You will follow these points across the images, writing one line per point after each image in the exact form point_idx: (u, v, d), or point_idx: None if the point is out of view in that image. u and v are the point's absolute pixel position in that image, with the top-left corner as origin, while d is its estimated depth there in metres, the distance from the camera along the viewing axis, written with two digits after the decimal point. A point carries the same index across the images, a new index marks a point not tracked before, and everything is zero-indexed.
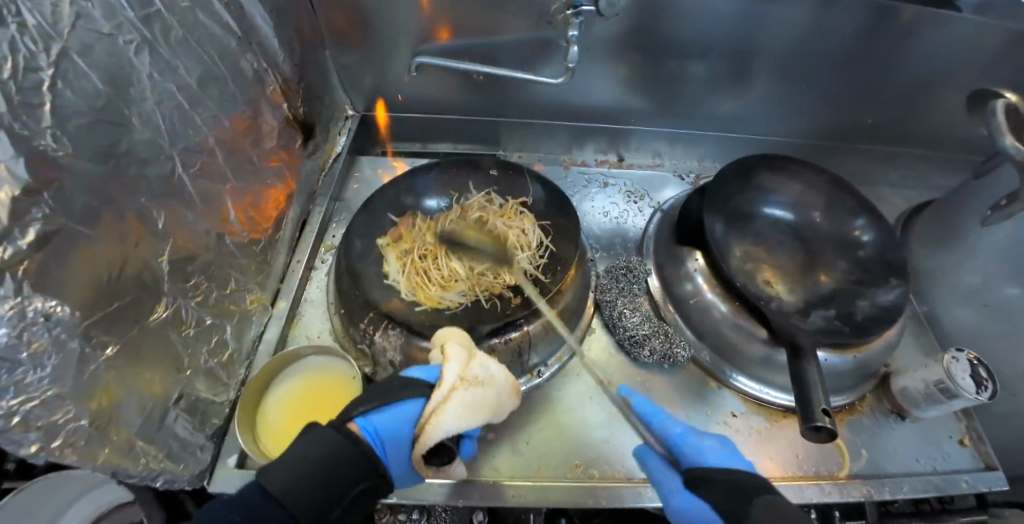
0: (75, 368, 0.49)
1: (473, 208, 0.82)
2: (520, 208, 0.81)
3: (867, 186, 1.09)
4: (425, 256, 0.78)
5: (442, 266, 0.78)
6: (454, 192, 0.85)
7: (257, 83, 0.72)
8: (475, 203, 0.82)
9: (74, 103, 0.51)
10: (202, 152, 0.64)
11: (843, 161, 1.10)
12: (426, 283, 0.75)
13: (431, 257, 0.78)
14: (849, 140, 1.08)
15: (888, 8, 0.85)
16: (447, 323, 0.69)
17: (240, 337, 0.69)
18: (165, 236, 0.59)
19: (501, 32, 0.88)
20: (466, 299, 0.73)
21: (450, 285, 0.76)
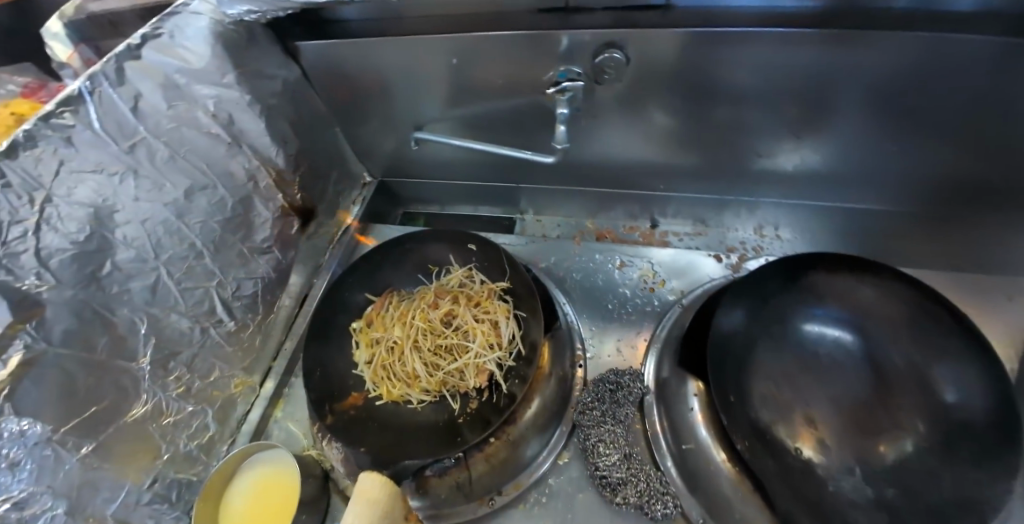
0: (51, 469, 0.58)
1: (447, 292, 0.80)
2: (497, 294, 0.78)
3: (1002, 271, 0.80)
4: (393, 350, 0.76)
5: (408, 361, 0.76)
6: (432, 266, 0.82)
7: (248, 181, 0.76)
8: (451, 284, 0.79)
9: (57, 241, 0.58)
10: (188, 256, 0.71)
11: (965, 234, 0.83)
12: (387, 381, 0.74)
13: (398, 350, 0.76)
14: (977, 208, 0.80)
15: None
16: (405, 426, 0.70)
17: (223, 419, 0.75)
18: (146, 339, 0.66)
19: (495, 104, 0.82)
20: (427, 397, 0.72)
21: (412, 383, 0.74)
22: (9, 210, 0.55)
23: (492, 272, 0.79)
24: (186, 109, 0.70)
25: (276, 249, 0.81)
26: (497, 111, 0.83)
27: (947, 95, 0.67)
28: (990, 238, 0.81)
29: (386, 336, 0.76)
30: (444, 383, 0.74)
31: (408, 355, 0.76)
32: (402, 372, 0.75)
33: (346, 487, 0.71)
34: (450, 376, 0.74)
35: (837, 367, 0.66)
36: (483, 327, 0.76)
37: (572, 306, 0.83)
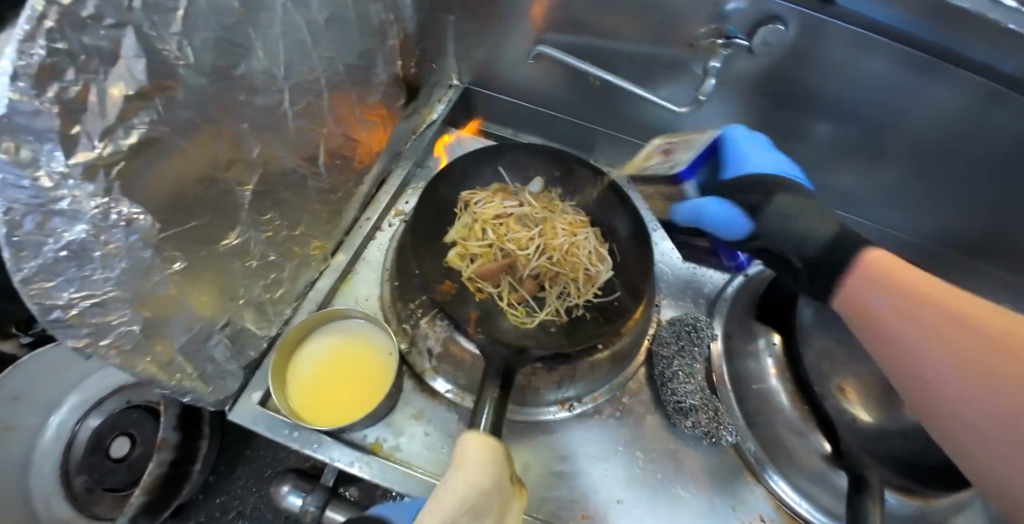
0: (141, 275, 0.49)
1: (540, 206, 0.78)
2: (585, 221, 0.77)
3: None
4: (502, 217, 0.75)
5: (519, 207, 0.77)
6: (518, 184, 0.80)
7: (379, 34, 0.70)
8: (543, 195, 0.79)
9: (206, 17, 0.49)
10: (310, 91, 0.63)
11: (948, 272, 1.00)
12: (498, 234, 0.74)
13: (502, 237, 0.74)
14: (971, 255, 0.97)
15: None
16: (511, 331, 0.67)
17: (295, 278, 0.69)
18: (254, 166, 0.59)
19: (629, 43, 0.83)
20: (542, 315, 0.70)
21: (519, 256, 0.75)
22: None
23: (586, 196, 0.79)
24: None
25: (379, 118, 0.76)
26: (629, 51, 0.84)
27: (1001, 154, 0.81)
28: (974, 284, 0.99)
29: (497, 202, 0.76)
30: (540, 285, 0.73)
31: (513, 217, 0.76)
32: (510, 289, 0.72)
33: (423, 371, 0.68)
34: (559, 245, 0.74)
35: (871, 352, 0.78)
36: (580, 253, 0.74)
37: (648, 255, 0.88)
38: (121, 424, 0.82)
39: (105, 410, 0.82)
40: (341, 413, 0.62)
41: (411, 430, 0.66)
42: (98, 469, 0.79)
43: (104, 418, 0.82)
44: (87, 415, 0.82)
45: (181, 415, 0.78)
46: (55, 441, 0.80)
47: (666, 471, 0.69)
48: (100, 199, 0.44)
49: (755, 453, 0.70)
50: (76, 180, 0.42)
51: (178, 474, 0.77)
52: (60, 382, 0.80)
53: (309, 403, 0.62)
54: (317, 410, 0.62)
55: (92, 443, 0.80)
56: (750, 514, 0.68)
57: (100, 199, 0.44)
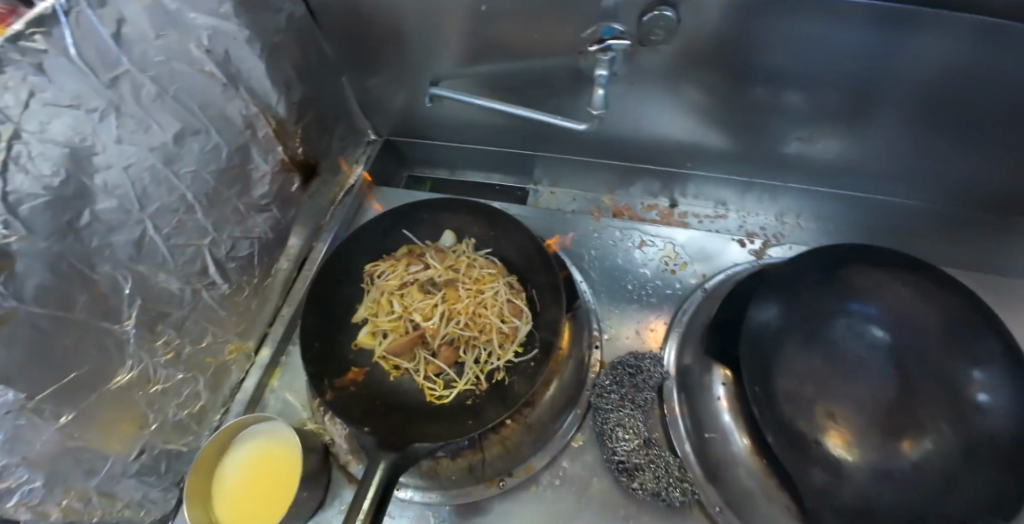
0: (26, 440, 0.52)
1: (449, 263, 0.74)
2: (495, 274, 0.72)
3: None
4: (407, 285, 0.72)
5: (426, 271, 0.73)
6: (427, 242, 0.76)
7: (246, 128, 0.69)
8: (454, 249, 0.74)
9: (28, 185, 0.50)
10: (179, 210, 0.63)
11: (980, 234, 0.81)
12: (406, 306, 0.72)
13: (409, 306, 0.71)
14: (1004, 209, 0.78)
15: None
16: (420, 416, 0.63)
17: (216, 386, 0.70)
18: (132, 300, 0.60)
19: (520, 64, 0.76)
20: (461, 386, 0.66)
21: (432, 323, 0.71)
22: None
23: (502, 243, 0.75)
24: (178, 41, 0.60)
25: (275, 206, 0.75)
26: (524, 72, 0.77)
27: (1006, 91, 0.63)
28: (1014, 243, 0.80)
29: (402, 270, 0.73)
30: (456, 352, 0.69)
31: (421, 282, 0.73)
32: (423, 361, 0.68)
33: (347, 462, 0.67)
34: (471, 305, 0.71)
35: (865, 370, 0.64)
36: (492, 310, 0.70)
37: (589, 285, 0.79)
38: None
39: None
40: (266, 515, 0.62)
41: None
42: None
43: None
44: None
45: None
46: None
47: None
48: None
49: (719, 513, 0.61)
50: None
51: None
52: None
53: (235, 514, 0.62)
54: (243, 521, 0.62)
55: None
56: None
57: None
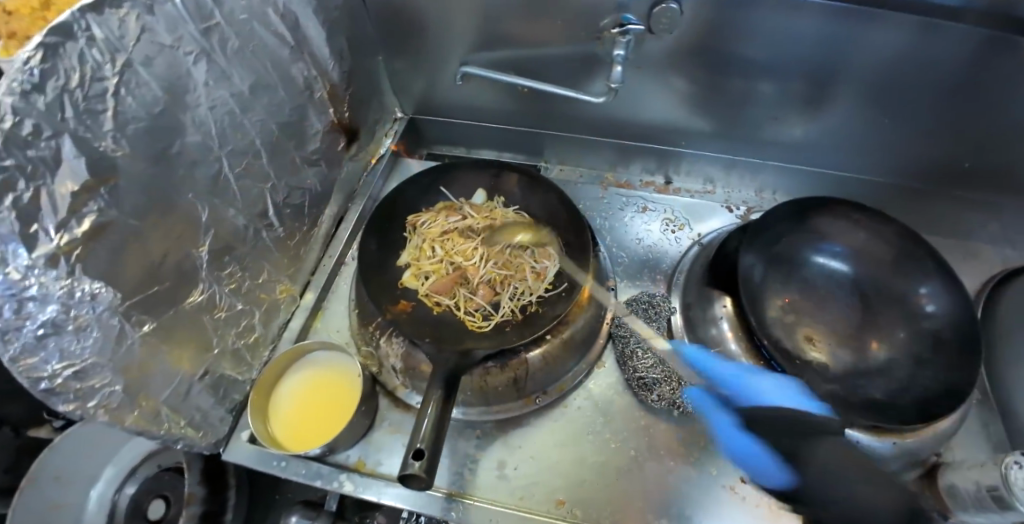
0: (114, 341, 0.56)
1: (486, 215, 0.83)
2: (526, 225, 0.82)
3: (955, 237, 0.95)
4: (448, 232, 0.81)
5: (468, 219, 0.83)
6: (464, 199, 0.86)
7: (305, 89, 0.77)
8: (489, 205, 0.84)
9: (133, 109, 0.57)
10: (248, 154, 0.70)
11: (922, 205, 0.97)
12: (447, 251, 0.80)
13: (450, 250, 0.80)
14: (941, 184, 0.94)
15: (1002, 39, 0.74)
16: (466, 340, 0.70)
17: (268, 321, 0.76)
18: (206, 229, 0.66)
19: (543, 47, 0.86)
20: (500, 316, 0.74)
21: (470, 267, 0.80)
22: (92, 64, 0.52)
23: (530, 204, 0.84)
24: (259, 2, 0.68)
25: (322, 163, 0.82)
26: (545, 55, 0.88)
27: (930, 75, 0.80)
28: (951, 212, 0.95)
29: (445, 221, 0.82)
30: (493, 289, 0.77)
31: (461, 232, 0.82)
32: (463, 297, 0.77)
33: (394, 388, 0.73)
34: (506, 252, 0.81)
35: (837, 300, 0.77)
36: (525, 256, 0.79)
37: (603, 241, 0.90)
38: (155, 488, 0.93)
39: (139, 478, 0.92)
40: (324, 431, 0.68)
41: (389, 445, 0.71)
42: None
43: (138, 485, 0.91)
44: (122, 484, 0.91)
45: (209, 469, 0.89)
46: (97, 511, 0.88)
47: (639, 446, 0.71)
48: (65, 280, 0.51)
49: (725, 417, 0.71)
50: (40, 268, 0.49)
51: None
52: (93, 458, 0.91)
53: (291, 431, 0.68)
54: (299, 437, 0.68)
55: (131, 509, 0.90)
56: (730, 477, 0.68)
57: (65, 281, 0.52)
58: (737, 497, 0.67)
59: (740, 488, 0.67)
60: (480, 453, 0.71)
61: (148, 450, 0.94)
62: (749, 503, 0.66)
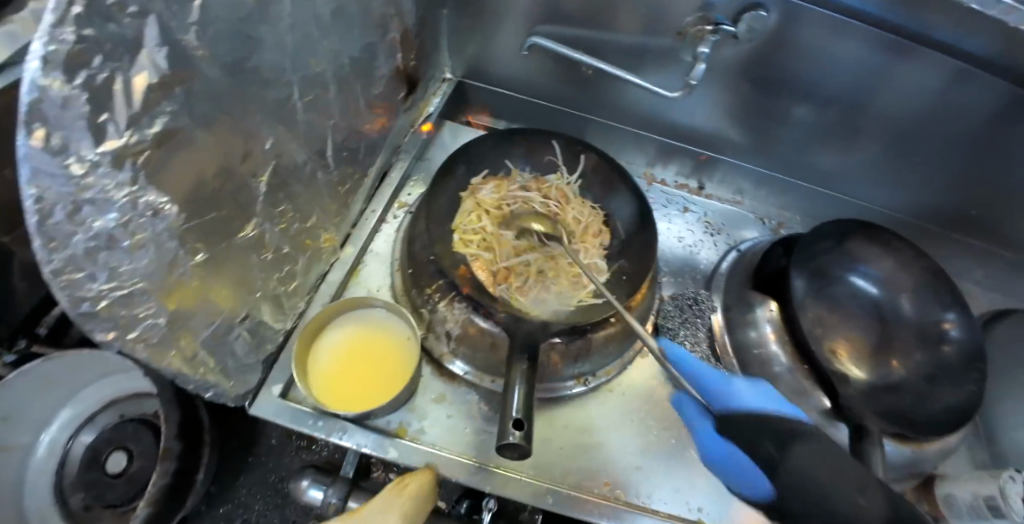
0: (165, 267, 0.49)
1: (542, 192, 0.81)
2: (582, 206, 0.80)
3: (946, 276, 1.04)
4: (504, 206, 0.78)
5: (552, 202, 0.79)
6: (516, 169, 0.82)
7: (381, 27, 0.71)
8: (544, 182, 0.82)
9: (221, 7, 0.49)
10: (318, 85, 0.64)
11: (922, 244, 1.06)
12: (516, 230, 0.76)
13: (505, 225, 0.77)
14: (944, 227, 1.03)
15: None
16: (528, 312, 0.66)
17: (308, 271, 0.70)
18: (268, 158, 0.59)
19: (620, 32, 0.86)
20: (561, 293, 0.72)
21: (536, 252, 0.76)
22: None
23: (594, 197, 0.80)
24: None
25: (380, 111, 0.77)
26: (619, 41, 0.87)
27: (962, 122, 0.88)
28: (947, 254, 1.05)
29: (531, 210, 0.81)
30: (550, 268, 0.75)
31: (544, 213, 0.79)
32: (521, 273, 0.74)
33: (440, 355, 0.70)
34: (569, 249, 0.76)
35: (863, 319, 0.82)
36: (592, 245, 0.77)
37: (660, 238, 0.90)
38: (116, 438, 0.79)
39: (99, 425, 0.80)
40: (369, 380, 0.64)
41: (432, 414, 0.68)
42: (98, 486, 0.77)
43: (98, 433, 0.79)
44: (79, 431, 0.79)
45: (184, 423, 0.72)
46: (48, 459, 0.77)
47: (679, 436, 0.73)
48: (129, 188, 0.44)
49: None
50: (106, 168, 0.42)
51: (182, 489, 0.72)
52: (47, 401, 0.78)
53: (331, 390, 0.63)
54: (340, 395, 0.63)
55: (88, 458, 0.78)
56: None
57: (129, 188, 0.44)
58: None
59: None
60: None
61: (113, 396, 0.82)
62: None
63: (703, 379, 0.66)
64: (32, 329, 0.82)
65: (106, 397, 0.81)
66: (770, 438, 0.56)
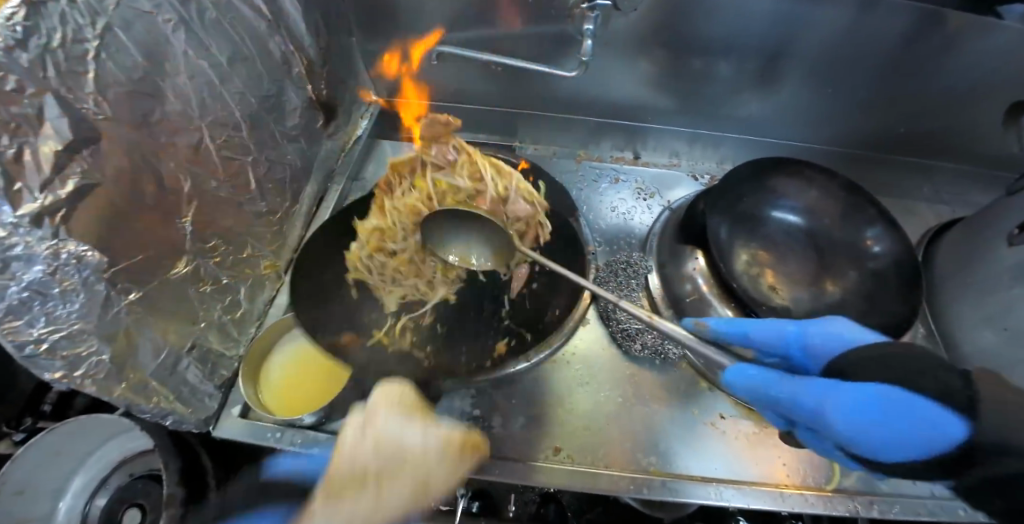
0: (100, 309, 0.54)
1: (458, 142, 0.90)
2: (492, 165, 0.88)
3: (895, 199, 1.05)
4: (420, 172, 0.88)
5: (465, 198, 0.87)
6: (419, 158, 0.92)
7: (284, 64, 0.78)
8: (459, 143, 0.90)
9: (114, 74, 0.55)
10: (228, 126, 0.70)
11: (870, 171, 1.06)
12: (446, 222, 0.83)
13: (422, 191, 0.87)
14: (882, 150, 1.04)
15: (934, 14, 0.82)
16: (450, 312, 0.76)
17: (253, 297, 0.77)
18: (188, 200, 0.65)
19: (514, 26, 0.90)
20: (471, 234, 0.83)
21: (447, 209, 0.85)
22: (73, 26, 0.50)
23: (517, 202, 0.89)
24: None
25: (300, 141, 0.85)
26: (516, 34, 0.92)
27: (875, 45, 0.88)
28: (890, 176, 1.05)
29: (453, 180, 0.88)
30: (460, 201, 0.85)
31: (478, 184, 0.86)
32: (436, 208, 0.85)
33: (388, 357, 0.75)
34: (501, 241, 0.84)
35: (799, 251, 0.84)
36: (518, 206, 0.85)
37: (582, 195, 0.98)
38: (128, 495, 0.75)
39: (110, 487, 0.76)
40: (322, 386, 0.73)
41: None
42: None
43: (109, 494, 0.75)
44: (94, 495, 0.75)
45: (186, 469, 0.71)
46: None
47: (625, 393, 0.77)
48: (50, 241, 0.49)
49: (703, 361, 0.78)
50: (25, 227, 0.47)
51: None
52: (58, 469, 0.74)
53: (279, 401, 0.71)
54: (288, 403, 0.71)
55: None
56: (710, 415, 0.76)
57: (50, 241, 0.49)
58: (719, 431, 0.75)
59: (719, 423, 0.75)
60: (474, 408, 0.74)
61: (120, 456, 0.77)
62: (728, 436, 0.74)
63: (786, 332, 0.64)
64: (36, 407, 0.78)
65: (117, 459, 0.77)
66: (910, 370, 0.51)
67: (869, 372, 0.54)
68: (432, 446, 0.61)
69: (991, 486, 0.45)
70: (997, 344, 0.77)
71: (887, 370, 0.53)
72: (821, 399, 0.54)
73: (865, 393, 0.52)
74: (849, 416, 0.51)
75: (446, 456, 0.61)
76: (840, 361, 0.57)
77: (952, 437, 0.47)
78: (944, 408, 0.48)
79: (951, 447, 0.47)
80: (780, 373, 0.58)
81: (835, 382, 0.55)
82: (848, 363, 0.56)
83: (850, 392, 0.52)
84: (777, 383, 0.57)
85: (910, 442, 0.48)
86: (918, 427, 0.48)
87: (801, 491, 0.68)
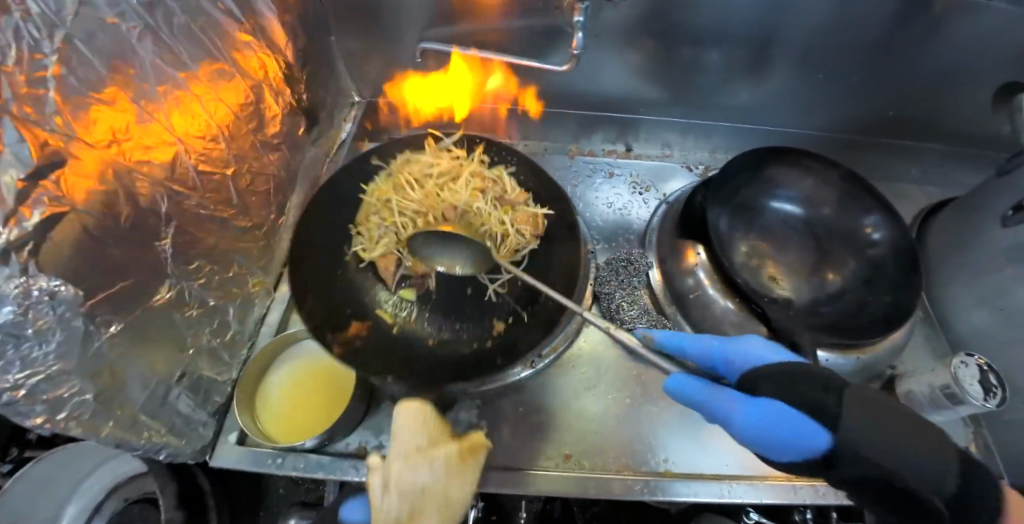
0: (80, 346, 0.51)
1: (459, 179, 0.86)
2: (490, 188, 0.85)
3: (885, 181, 1.06)
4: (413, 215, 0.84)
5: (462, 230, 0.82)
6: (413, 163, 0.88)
7: (260, 69, 0.74)
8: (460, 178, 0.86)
9: (77, 90, 0.51)
10: (205, 139, 0.66)
11: (860, 155, 1.07)
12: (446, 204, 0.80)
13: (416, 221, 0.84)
14: (871, 134, 1.04)
15: None
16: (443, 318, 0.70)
17: (243, 318, 0.74)
18: (167, 220, 0.61)
19: (499, 20, 0.87)
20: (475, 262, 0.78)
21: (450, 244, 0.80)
22: (29, 42, 0.47)
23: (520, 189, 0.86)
24: None
25: (282, 150, 0.81)
26: (501, 29, 0.88)
27: (865, 29, 0.87)
28: (880, 159, 1.06)
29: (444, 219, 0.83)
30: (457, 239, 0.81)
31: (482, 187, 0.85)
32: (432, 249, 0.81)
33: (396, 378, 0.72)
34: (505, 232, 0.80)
35: (798, 241, 0.84)
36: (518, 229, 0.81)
37: (577, 190, 0.97)
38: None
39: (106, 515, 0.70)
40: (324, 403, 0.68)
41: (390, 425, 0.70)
42: None
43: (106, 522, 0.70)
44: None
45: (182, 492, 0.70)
46: None
47: (633, 394, 0.76)
48: (19, 278, 0.45)
49: None
50: None
51: None
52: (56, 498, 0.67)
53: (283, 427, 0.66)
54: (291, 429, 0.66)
55: None
56: None
57: (20, 278, 0.45)
58: None
59: None
60: (480, 419, 0.72)
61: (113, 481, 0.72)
62: None
63: (710, 349, 0.62)
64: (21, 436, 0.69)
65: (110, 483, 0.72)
66: (808, 383, 0.53)
67: (769, 388, 0.55)
68: (440, 476, 0.60)
69: (888, 493, 0.50)
70: (993, 324, 0.78)
71: (784, 391, 0.54)
72: (728, 409, 0.56)
73: (757, 402, 0.54)
74: (755, 425, 0.54)
75: (456, 472, 0.60)
76: (753, 373, 0.58)
77: (818, 446, 0.51)
78: (818, 422, 0.51)
79: (814, 455, 0.51)
80: (706, 381, 0.59)
81: (745, 394, 0.56)
82: (751, 374, 0.58)
83: (772, 404, 0.53)
84: (706, 398, 0.57)
85: (785, 443, 0.52)
86: (794, 437, 0.52)
87: (813, 483, 0.68)
